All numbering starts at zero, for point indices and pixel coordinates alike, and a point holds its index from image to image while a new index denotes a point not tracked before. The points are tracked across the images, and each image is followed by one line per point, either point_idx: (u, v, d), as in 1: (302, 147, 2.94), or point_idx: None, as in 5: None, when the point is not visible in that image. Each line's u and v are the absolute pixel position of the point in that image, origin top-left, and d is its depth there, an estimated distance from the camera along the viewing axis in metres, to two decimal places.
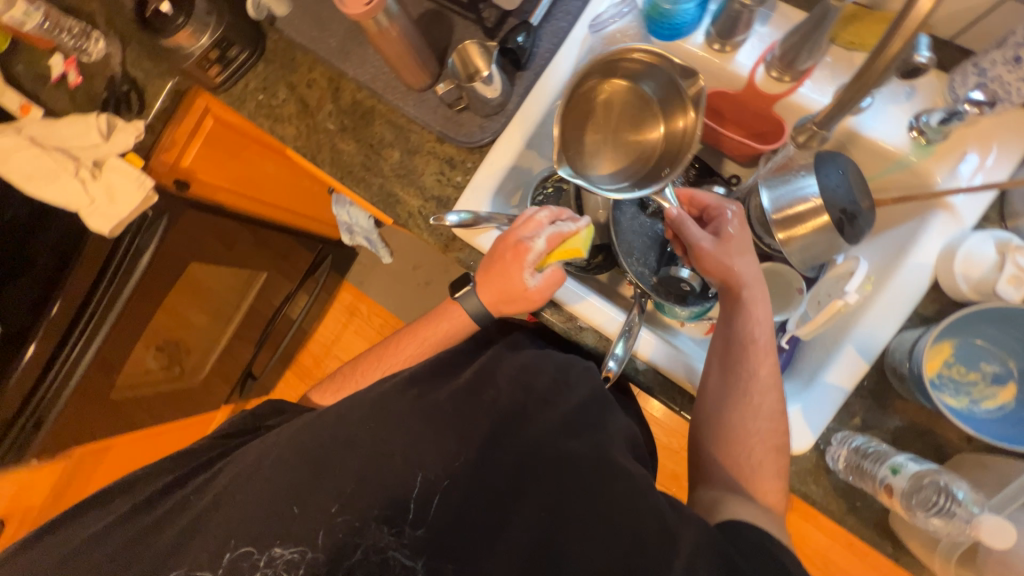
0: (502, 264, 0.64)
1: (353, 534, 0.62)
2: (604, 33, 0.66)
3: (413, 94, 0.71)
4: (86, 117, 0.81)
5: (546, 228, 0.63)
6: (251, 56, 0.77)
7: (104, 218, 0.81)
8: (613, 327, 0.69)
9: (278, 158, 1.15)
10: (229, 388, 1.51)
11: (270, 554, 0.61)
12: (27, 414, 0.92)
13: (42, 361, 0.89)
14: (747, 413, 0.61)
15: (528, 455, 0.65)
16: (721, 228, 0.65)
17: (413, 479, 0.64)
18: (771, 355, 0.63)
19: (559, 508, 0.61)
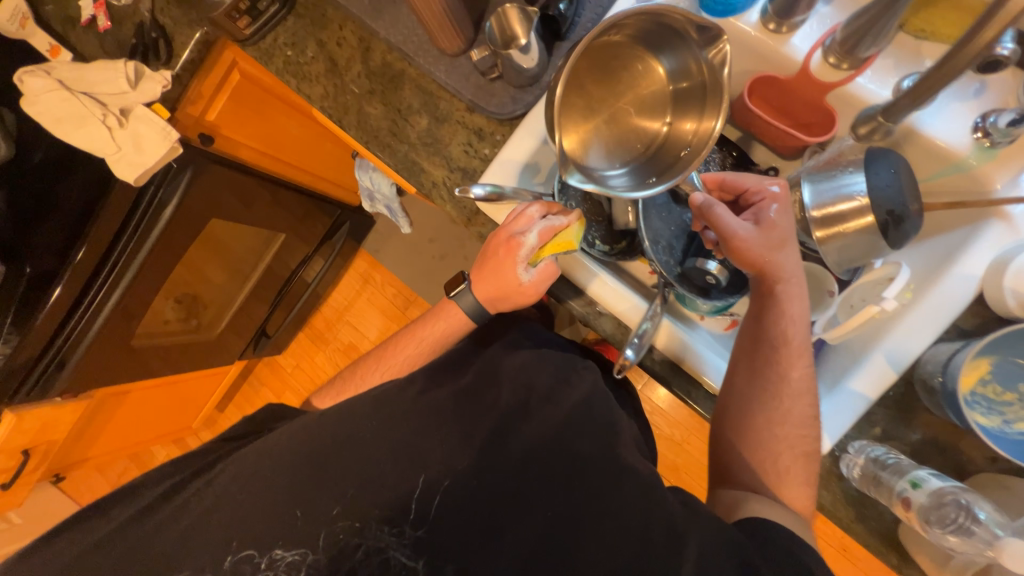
0: (496, 260, 0.67)
1: (353, 534, 0.63)
2: None
3: (446, 60, 0.69)
4: (114, 64, 0.80)
5: (537, 223, 0.63)
6: (282, 10, 0.75)
7: (130, 165, 0.82)
8: (634, 315, 0.68)
9: (302, 119, 1.14)
10: (244, 344, 1.54)
11: (270, 556, 0.63)
12: (52, 353, 0.96)
13: (67, 303, 0.91)
14: (774, 416, 0.62)
15: (533, 452, 0.67)
16: (758, 215, 0.62)
17: (415, 481, 0.65)
18: (802, 357, 0.62)
19: (567, 508, 0.63)
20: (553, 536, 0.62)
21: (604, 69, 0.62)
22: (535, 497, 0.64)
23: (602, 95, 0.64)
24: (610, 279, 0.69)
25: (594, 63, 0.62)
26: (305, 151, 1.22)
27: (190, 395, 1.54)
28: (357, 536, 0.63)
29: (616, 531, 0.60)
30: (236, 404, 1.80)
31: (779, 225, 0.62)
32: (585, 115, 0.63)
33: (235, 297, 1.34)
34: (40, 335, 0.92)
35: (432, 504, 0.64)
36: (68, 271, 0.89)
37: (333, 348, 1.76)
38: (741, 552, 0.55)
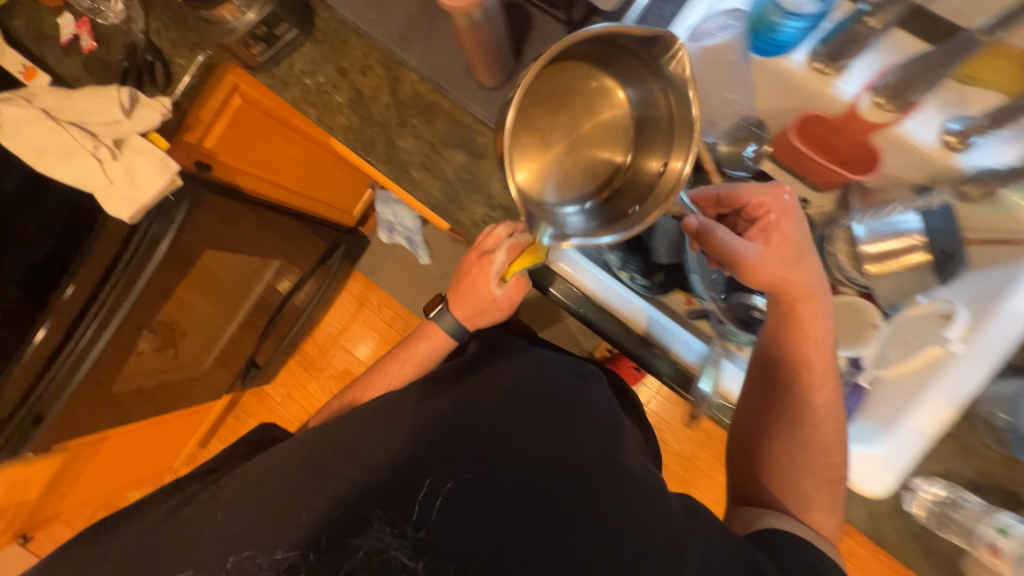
0: (469, 277, 0.72)
1: (353, 533, 0.56)
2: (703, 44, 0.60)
3: (486, 93, 0.66)
4: (104, 91, 0.72)
5: (505, 241, 0.65)
6: (301, 36, 0.70)
7: (124, 201, 0.74)
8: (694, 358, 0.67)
9: (302, 142, 1.08)
10: (233, 375, 1.43)
11: (274, 558, 0.56)
12: (26, 407, 0.85)
13: (47, 352, 0.81)
14: (797, 442, 0.63)
15: (540, 454, 0.62)
16: (768, 229, 0.59)
17: (418, 482, 0.59)
18: (826, 381, 0.62)
19: (568, 494, 0.58)
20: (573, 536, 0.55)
21: (549, 95, 0.54)
22: (552, 505, 0.58)
23: (548, 125, 0.55)
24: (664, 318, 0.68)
25: (536, 93, 0.54)
26: (302, 174, 1.16)
27: (172, 433, 1.43)
28: (357, 535, 0.56)
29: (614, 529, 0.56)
30: (221, 438, 1.68)
31: (793, 238, 0.59)
32: (537, 152, 0.56)
33: (224, 331, 1.24)
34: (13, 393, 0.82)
35: (433, 506, 0.57)
36: (42, 321, 0.80)
37: (326, 374, 1.68)
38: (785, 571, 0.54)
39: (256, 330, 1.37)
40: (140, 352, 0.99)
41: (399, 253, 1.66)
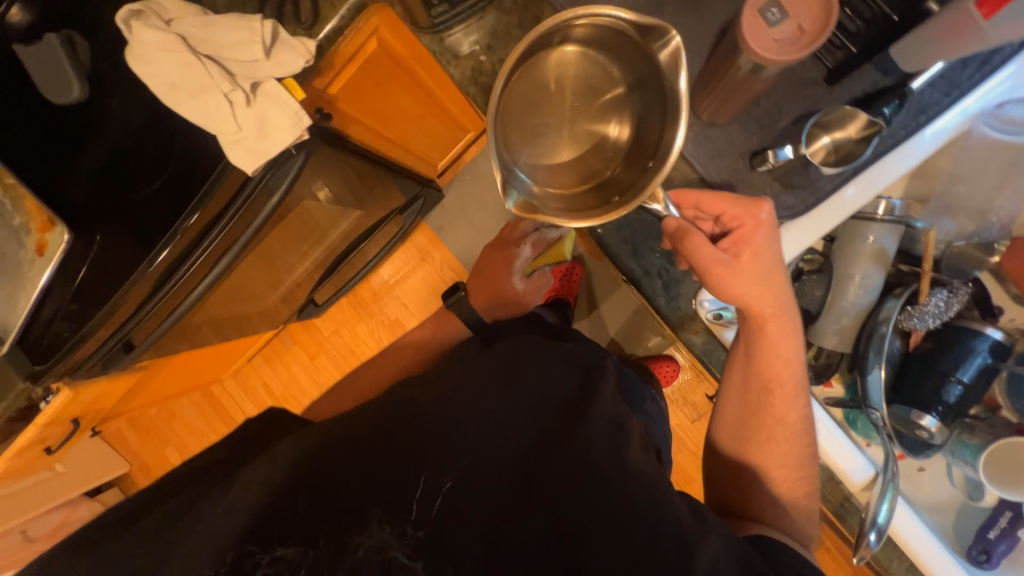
0: (496, 271, 0.99)
1: (353, 531, 0.49)
2: (998, 119, 0.56)
3: (697, 127, 0.56)
4: (247, 20, 0.62)
5: (529, 236, 0.99)
6: (486, 1, 0.59)
7: (249, 152, 0.64)
8: (859, 479, 0.62)
9: (417, 94, 1.00)
10: (292, 310, 1.40)
11: (271, 555, 0.48)
12: (116, 337, 0.81)
13: (145, 291, 0.75)
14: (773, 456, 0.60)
15: (586, 475, 0.55)
16: (741, 241, 0.54)
17: (413, 479, 0.53)
18: (797, 398, 0.61)
19: (579, 498, 0.53)
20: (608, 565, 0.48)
21: (541, 84, 0.54)
22: (570, 520, 0.51)
23: (534, 113, 0.55)
24: (832, 428, 0.63)
25: (524, 80, 0.53)
26: (406, 126, 1.08)
27: (226, 353, 1.44)
28: (356, 535, 0.48)
29: (612, 531, 0.50)
30: (265, 358, 1.72)
31: (765, 252, 0.54)
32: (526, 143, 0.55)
33: (295, 275, 1.16)
34: (106, 329, 0.77)
35: (434, 505, 0.51)
36: (147, 257, 0.73)
37: (377, 320, 1.66)
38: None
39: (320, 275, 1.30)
40: (224, 293, 0.94)
41: (473, 214, 1.58)
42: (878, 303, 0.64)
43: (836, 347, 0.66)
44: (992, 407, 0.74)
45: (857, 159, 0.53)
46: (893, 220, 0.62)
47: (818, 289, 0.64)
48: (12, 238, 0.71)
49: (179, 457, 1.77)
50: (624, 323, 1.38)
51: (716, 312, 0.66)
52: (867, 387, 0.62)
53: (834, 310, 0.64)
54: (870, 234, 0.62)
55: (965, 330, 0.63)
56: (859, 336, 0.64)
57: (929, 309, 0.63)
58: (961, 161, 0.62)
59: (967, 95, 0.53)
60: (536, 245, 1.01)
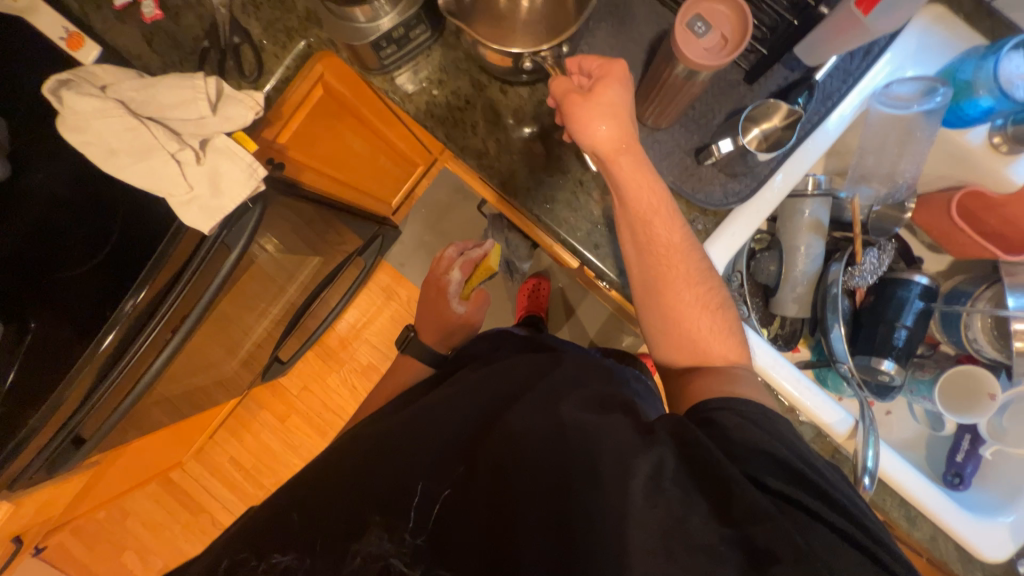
0: (436, 303, 1.05)
1: (352, 539, 0.50)
2: (890, 96, 0.64)
3: (644, 132, 0.61)
4: (188, 79, 0.62)
5: (455, 261, 1.08)
6: (431, 39, 0.62)
7: (203, 211, 0.60)
8: (844, 430, 0.62)
9: (366, 133, 1.01)
10: (255, 373, 1.31)
11: (269, 562, 0.50)
12: (62, 434, 0.68)
13: (92, 377, 0.66)
14: (676, 286, 0.55)
15: (540, 432, 0.50)
16: (596, 78, 0.52)
17: (411, 489, 0.54)
18: (674, 226, 0.55)
19: (538, 466, 0.48)
20: (574, 511, 0.44)
21: None
22: (520, 483, 0.48)
23: None
24: (821, 390, 0.64)
25: None
26: (358, 164, 1.08)
27: (185, 432, 1.32)
28: (354, 542, 0.50)
29: (572, 481, 0.46)
30: (230, 429, 1.59)
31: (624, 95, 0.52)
32: None
33: (256, 338, 1.09)
34: (51, 427, 0.67)
35: (433, 509, 0.53)
36: (96, 336, 0.66)
37: (348, 368, 1.60)
38: (795, 492, 0.42)
39: (281, 332, 1.21)
40: (188, 369, 0.86)
41: (433, 246, 1.57)
42: (825, 269, 0.71)
43: (799, 313, 0.72)
44: (932, 343, 0.82)
45: (785, 144, 0.58)
46: (823, 194, 0.68)
47: (772, 264, 0.71)
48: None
49: (139, 559, 1.58)
50: (602, 324, 1.42)
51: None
52: (832, 344, 0.68)
53: (792, 280, 0.70)
54: (806, 209, 0.68)
55: (899, 280, 0.71)
56: (819, 299, 0.70)
57: (865, 267, 0.70)
58: (865, 136, 0.70)
59: (860, 81, 0.62)
60: (464, 267, 1.08)
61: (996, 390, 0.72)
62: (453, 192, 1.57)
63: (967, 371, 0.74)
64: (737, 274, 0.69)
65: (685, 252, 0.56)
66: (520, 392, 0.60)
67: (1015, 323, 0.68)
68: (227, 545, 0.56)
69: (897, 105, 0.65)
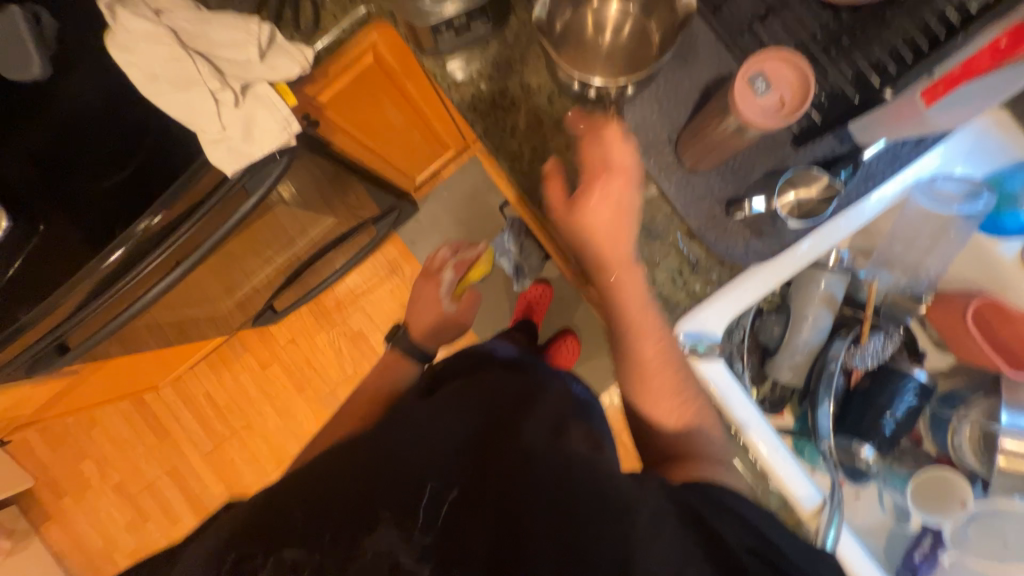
0: (428, 300, 1.13)
1: (364, 532, 0.48)
2: (934, 192, 0.63)
3: (680, 172, 0.60)
4: (244, 20, 0.62)
5: (450, 260, 1.25)
6: (490, 33, 0.62)
7: (231, 154, 0.61)
8: (809, 505, 0.62)
9: (407, 108, 1.01)
10: (248, 316, 1.31)
11: (278, 559, 0.48)
12: (60, 328, 0.70)
13: (95, 282, 0.67)
14: (651, 377, 0.56)
15: (541, 455, 0.51)
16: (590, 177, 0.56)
17: (421, 487, 0.51)
18: (650, 322, 0.57)
19: (527, 480, 0.49)
20: (576, 535, 0.44)
21: None
22: None
23: None
24: (794, 459, 0.63)
25: None
26: (391, 136, 1.08)
27: (168, 358, 1.32)
28: (366, 536, 0.48)
29: (557, 490, 0.48)
30: (212, 363, 1.60)
31: (613, 194, 0.55)
32: None
33: (252, 286, 1.08)
34: (38, 329, 0.68)
35: (439, 512, 0.49)
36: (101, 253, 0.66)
37: (338, 331, 1.60)
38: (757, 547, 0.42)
39: (281, 283, 1.21)
40: (183, 301, 0.87)
41: (446, 230, 1.57)
42: (826, 343, 0.70)
43: (792, 381, 0.71)
44: (916, 440, 0.82)
45: (818, 216, 0.57)
46: (842, 270, 0.68)
47: (777, 326, 0.70)
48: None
49: (98, 471, 1.60)
50: (594, 344, 1.42)
51: (692, 345, 0.60)
52: (817, 419, 0.69)
53: (791, 349, 0.69)
54: (822, 280, 0.68)
55: (897, 370, 0.71)
56: (816, 373, 0.70)
57: (868, 350, 0.70)
58: (898, 224, 0.68)
59: (907, 167, 0.61)
60: (456, 267, 1.25)
61: (967, 498, 0.73)
62: (477, 182, 1.56)
63: (939, 473, 0.75)
64: (739, 329, 0.68)
65: (660, 342, 0.57)
66: (518, 414, 0.58)
67: (1004, 440, 0.68)
68: (220, 530, 0.53)
69: (939, 202, 0.64)
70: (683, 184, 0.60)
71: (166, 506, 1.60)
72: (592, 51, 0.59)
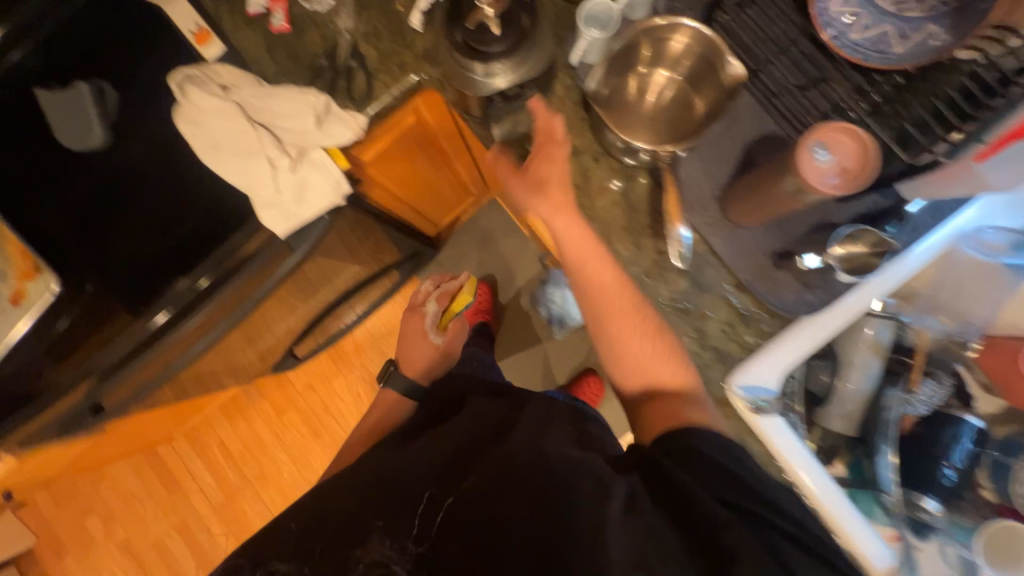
0: (414, 337, 1.12)
1: (355, 547, 0.56)
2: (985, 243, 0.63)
3: (727, 227, 0.61)
4: (303, 92, 0.64)
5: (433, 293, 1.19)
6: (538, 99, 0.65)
7: (283, 215, 0.65)
8: (882, 566, 0.58)
9: (439, 160, 1.04)
10: (269, 363, 1.29)
11: (269, 568, 0.60)
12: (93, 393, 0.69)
13: (137, 341, 0.67)
14: (614, 319, 0.59)
15: (521, 462, 0.55)
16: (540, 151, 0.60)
17: (419, 495, 0.59)
18: (606, 268, 0.60)
19: (501, 486, 0.54)
20: (554, 539, 0.47)
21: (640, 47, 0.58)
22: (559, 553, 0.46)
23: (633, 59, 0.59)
24: (861, 516, 0.59)
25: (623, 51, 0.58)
26: (421, 185, 1.10)
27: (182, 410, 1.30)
28: (359, 549, 0.56)
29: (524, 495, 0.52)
30: (226, 410, 1.57)
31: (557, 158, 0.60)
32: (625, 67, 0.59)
33: (275, 332, 1.08)
34: (76, 393, 0.67)
35: (434, 522, 0.56)
36: (149, 311, 0.68)
37: (356, 374, 1.58)
38: None
39: (305, 329, 1.20)
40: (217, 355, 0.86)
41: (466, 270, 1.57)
42: (879, 391, 0.69)
43: (845, 429, 0.70)
44: None
45: (872, 270, 0.57)
46: (888, 316, 0.67)
47: (825, 374, 0.69)
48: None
49: (102, 527, 1.54)
50: None
51: (752, 401, 0.58)
52: (876, 469, 0.67)
53: (844, 396, 0.69)
54: (867, 328, 0.68)
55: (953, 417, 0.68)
56: (869, 420, 0.69)
57: (921, 397, 0.68)
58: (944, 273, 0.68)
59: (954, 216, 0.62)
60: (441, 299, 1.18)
61: None
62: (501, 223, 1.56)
63: None
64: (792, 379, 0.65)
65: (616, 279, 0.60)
66: (506, 427, 0.63)
67: None
68: None
69: (991, 252, 0.63)
70: (734, 239, 0.61)
71: (173, 564, 1.53)
72: (638, 116, 0.61)
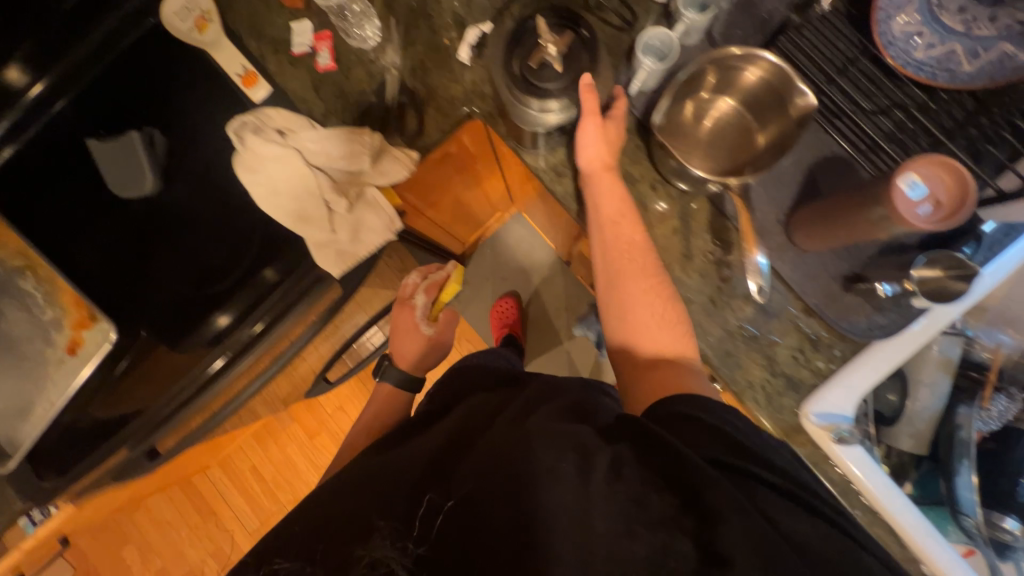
0: (403, 331, 0.88)
1: (358, 543, 0.44)
2: None
3: (793, 252, 0.60)
4: (357, 132, 0.62)
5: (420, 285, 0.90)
6: None
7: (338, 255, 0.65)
8: None
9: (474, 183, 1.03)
10: (301, 389, 1.28)
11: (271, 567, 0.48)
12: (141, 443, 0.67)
13: (193, 390, 0.67)
14: (631, 277, 0.58)
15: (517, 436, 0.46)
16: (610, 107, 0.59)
17: (420, 497, 0.47)
18: (636, 227, 0.60)
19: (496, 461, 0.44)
20: (552, 517, 0.38)
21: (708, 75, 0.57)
22: None
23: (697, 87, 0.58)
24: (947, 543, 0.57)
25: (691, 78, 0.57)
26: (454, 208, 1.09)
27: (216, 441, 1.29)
28: (361, 547, 0.44)
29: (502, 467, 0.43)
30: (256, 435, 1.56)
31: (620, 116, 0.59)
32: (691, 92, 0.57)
33: None
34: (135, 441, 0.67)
35: (435, 523, 0.44)
36: (207, 360, 0.68)
37: None
38: None
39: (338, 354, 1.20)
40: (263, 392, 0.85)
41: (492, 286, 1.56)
42: (950, 409, 0.67)
43: (914, 449, 0.69)
44: None
45: (952, 295, 0.54)
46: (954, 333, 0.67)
47: (892, 393, 0.68)
48: (38, 334, 0.66)
49: (139, 557, 1.54)
50: None
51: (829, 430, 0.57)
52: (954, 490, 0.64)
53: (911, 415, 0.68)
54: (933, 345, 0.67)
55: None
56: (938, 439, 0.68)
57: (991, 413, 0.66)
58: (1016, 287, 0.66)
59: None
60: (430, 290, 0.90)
61: None
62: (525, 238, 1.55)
63: None
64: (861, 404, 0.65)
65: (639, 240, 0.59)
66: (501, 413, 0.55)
67: None
68: None
69: None
70: (801, 264, 0.60)
71: None
72: (699, 144, 0.60)
